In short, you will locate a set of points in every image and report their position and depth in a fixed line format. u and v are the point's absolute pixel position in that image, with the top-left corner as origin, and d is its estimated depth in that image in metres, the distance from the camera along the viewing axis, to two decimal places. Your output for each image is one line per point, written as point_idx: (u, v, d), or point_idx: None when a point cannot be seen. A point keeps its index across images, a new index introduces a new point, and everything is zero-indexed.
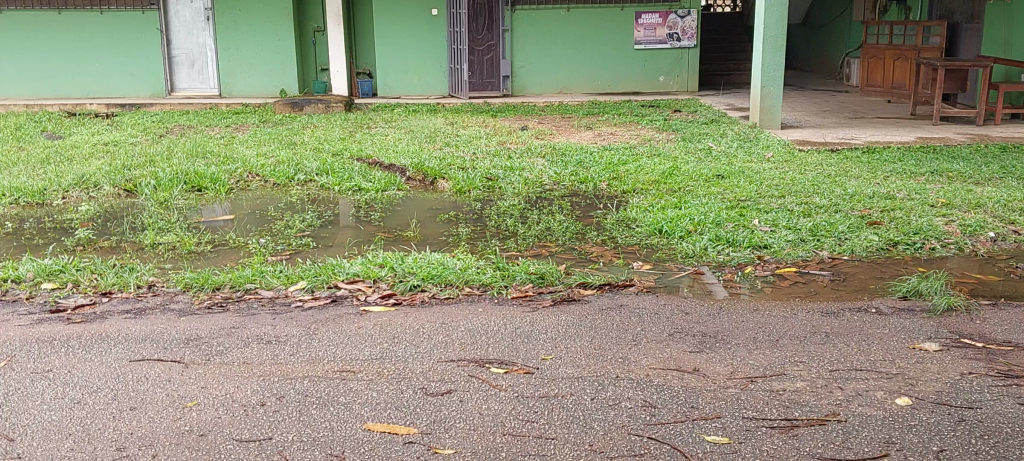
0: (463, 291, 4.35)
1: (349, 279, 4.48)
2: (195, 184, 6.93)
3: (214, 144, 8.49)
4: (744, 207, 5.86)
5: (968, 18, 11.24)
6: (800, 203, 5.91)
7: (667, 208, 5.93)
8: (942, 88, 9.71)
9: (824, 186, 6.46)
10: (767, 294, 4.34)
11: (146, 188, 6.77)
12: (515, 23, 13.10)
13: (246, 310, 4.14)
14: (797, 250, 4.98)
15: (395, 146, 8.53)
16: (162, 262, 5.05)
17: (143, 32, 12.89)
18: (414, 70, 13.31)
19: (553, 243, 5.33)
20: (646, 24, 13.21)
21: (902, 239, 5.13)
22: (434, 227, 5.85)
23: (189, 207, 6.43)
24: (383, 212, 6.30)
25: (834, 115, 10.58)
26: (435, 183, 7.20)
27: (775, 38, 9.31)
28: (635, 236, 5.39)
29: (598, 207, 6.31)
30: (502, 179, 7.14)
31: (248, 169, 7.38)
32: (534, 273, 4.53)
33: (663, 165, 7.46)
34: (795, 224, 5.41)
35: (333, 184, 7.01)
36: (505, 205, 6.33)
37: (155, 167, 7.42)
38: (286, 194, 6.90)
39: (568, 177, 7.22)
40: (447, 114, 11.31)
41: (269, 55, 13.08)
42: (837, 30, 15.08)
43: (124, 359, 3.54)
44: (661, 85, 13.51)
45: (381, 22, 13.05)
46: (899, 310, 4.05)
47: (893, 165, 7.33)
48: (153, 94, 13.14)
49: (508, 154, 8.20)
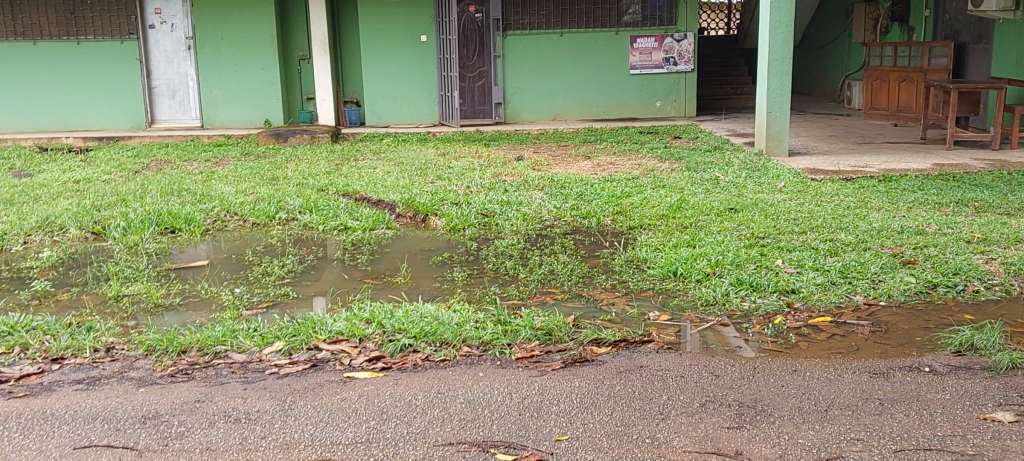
0: (461, 351, 3.84)
1: (331, 340, 3.97)
2: (169, 226, 6.44)
3: (191, 181, 7.96)
4: (764, 244, 5.39)
5: (976, 38, 10.85)
6: (824, 239, 5.45)
7: (680, 247, 5.47)
8: (954, 110, 9.30)
9: (847, 220, 6.00)
10: (798, 352, 3.83)
11: (115, 230, 6.27)
12: (507, 49, 12.68)
13: (214, 379, 3.63)
14: (828, 294, 4.55)
15: (383, 180, 8.05)
16: (124, 318, 4.53)
17: (122, 63, 12.42)
18: (403, 98, 12.87)
19: (558, 289, 4.85)
20: (642, 48, 12.82)
21: (942, 281, 4.69)
22: (426, 271, 5.36)
23: (160, 252, 5.92)
24: (371, 255, 5.80)
25: (841, 141, 10.14)
26: (427, 221, 6.71)
27: (780, 61, 8.91)
28: (647, 281, 4.92)
29: (604, 245, 5.84)
30: (499, 215, 6.68)
31: (226, 208, 6.88)
32: (540, 329, 4.02)
33: (670, 198, 7.01)
34: (823, 264, 4.96)
35: (317, 222, 6.52)
36: (503, 245, 5.85)
37: (127, 206, 6.93)
38: (266, 235, 6.39)
39: (569, 212, 6.76)
40: (438, 143, 10.84)
41: (253, 84, 12.62)
42: (837, 52, 14.75)
43: (67, 446, 3.03)
44: (658, 111, 13.10)
45: (368, 49, 12.62)
46: (956, 368, 3.59)
47: (914, 195, 6.88)
48: (133, 126, 12.66)
49: (504, 187, 7.73)
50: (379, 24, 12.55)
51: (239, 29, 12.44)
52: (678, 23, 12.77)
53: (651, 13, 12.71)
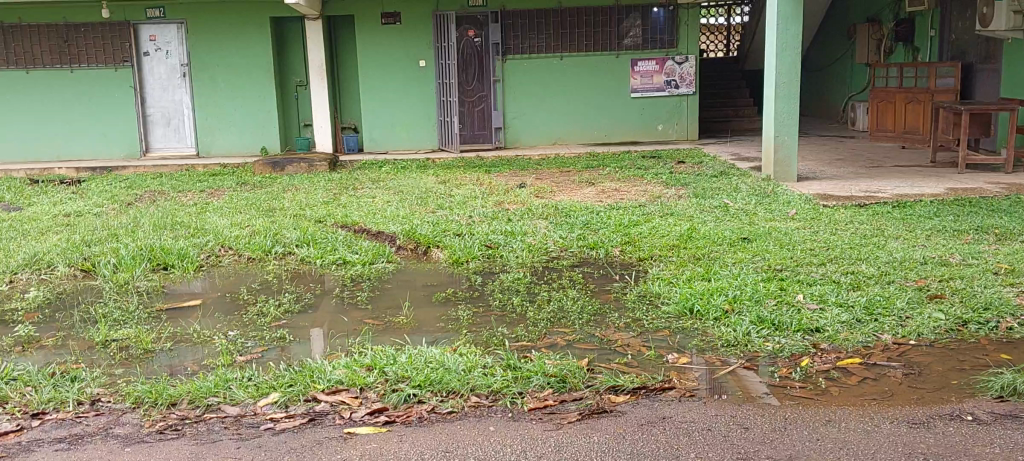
0: (469, 402, 3.59)
1: (330, 390, 3.73)
2: (161, 262, 6.21)
3: (184, 213, 7.74)
4: (783, 278, 5.15)
5: (983, 58, 10.69)
6: (845, 272, 5.22)
7: (694, 280, 5.24)
8: (966, 132, 9.10)
9: (865, 250, 5.78)
10: (829, 399, 3.59)
11: (106, 267, 6.04)
12: (506, 73, 12.50)
13: (205, 436, 3.38)
14: (855, 334, 4.32)
15: (383, 209, 7.83)
16: (112, 366, 4.28)
17: (116, 91, 12.23)
18: (401, 123, 12.67)
19: (569, 328, 4.59)
20: (642, 71, 12.65)
21: (972, 317, 4.46)
22: (430, 309, 5.10)
23: (151, 291, 5.68)
24: (371, 292, 5.55)
25: (849, 164, 9.93)
26: (428, 253, 6.49)
27: (787, 84, 8.73)
28: (662, 319, 4.67)
29: (615, 279, 5.61)
30: (503, 246, 6.45)
31: (220, 242, 6.66)
32: (553, 375, 3.77)
33: (679, 226, 6.79)
34: (846, 299, 4.73)
35: (314, 256, 6.29)
36: (509, 279, 5.61)
37: (119, 242, 6.70)
38: (262, 271, 6.15)
39: (576, 242, 6.54)
40: (437, 170, 10.63)
41: (249, 112, 12.43)
42: (839, 72, 14.61)
43: None
44: (660, 134, 12.90)
45: (366, 76, 12.45)
46: (1002, 418, 3.36)
47: (932, 222, 6.67)
48: (128, 155, 12.44)
49: (507, 216, 7.50)
50: (377, 49, 12.38)
51: (235, 56, 12.25)
52: (679, 46, 12.62)
53: (652, 36, 12.55)
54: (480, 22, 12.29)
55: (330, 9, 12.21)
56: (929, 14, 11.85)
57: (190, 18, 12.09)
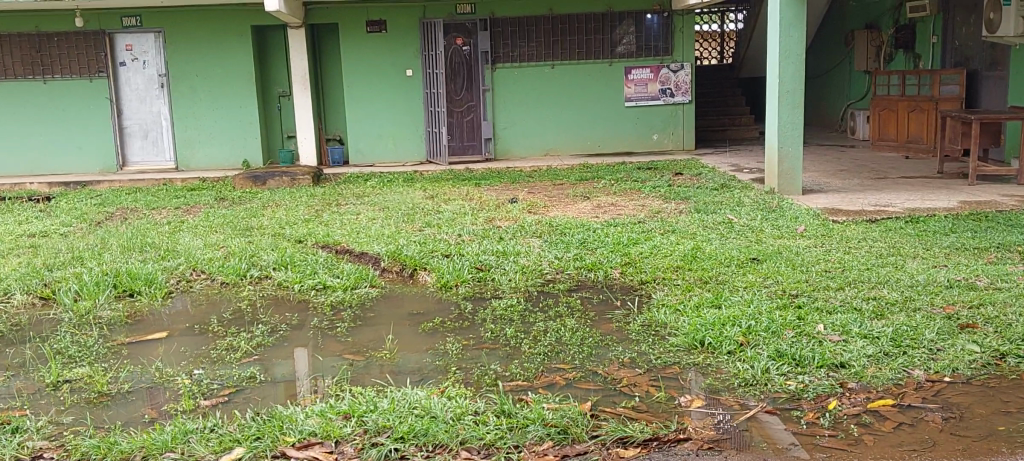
0: (458, 458, 3.19)
1: (301, 443, 3.30)
2: (127, 288, 5.79)
3: (156, 233, 7.31)
4: (800, 305, 4.74)
5: (989, 65, 10.35)
6: (867, 297, 4.82)
7: (703, 307, 4.82)
8: (976, 142, 8.74)
9: (884, 272, 5.39)
10: (864, 452, 3.19)
11: (66, 295, 5.61)
12: (496, 82, 12.10)
13: None
14: (883, 370, 3.93)
15: (367, 228, 7.40)
16: (60, 412, 3.84)
17: (91, 102, 11.78)
18: (389, 135, 12.26)
19: (569, 364, 4.16)
20: (637, 80, 12.28)
21: (1011, 349, 4.06)
22: (415, 342, 4.67)
23: (113, 322, 5.24)
24: (353, 322, 5.10)
25: (853, 176, 9.55)
26: (415, 276, 6.07)
27: (791, 93, 8.35)
28: (671, 354, 4.25)
29: (616, 305, 5.19)
30: (495, 268, 6.04)
31: (192, 265, 6.23)
32: (553, 425, 3.36)
33: (682, 246, 6.38)
34: (871, 330, 4.33)
35: (292, 281, 5.86)
36: (501, 307, 5.19)
37: (83, 266, 6.26)
38: (234, 297, 5.72)
39: (572, 263, 6.12)
40: (425, 184, 10.22)
41: (230, 124, 11.99)
42: (838, 79, 14.28)
43: None
44: (655, 144, 12.52)
45: (352, 85, 12.03)
46: None
47: (948, 238, 6.31)
48: (104, 169, 11.98)
49: (499, 234, 7.10)
50: (363, 59, 11.97)
51: (215, 65, 11.81)
52: (674, 53, 12.26)
53: (646, 43, 12.19)
54: (468, 30, 11.88)
55: (313, 17, 11.78)
56: (931, 20, 11.50)
57: (169, 26, 11.64)
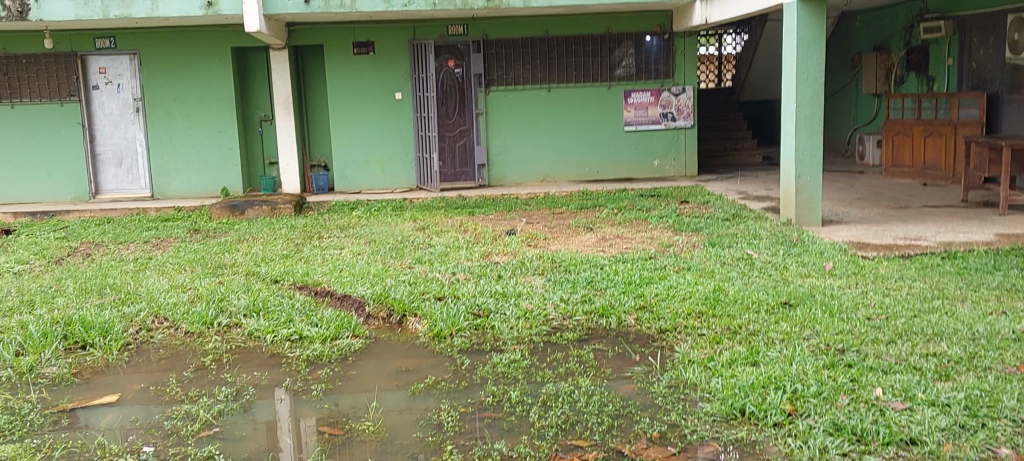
0: None
1: None
2: (79, 340, 5.10)
3: (119, 273, 6.62)
4: (849, 364, 4.10)
5: (1011, 87, 9.80)
6: (926, 353, 4.19)
7: (737, 366, 4.17)
8: (1008, 170, 8.14)
9: (936, 319, 4.76)
10: None
11: (7, 348, 4.91)
12: (490, 105, 11.52)
13: None
14: (964, 449, 3.29)
15: (351, 265, 6.74)
16: None
17: (62, 128, 11.11)
18: (376, 161, 11.62)
19: (587, 441, 3.51)
20: (636, 103, 11.70)
21: None
22: (403, 409, 4.01)
23: (57, 383, 4.56)
24: (333, 382, 4.44)
25: (873, 204, 8.96)
26: (404, 323, 5.42)
27: (810, 118, 7.75)
28: (707, 427, 3.60)
29: (635, 361, 4.52)
30: (494, 314, 5.37)
31: (155, 311, 5.55)
32: None
33: (702, 287, 5.73)
34: (940, 395, 3.69)
35: (264, 331, 5.19)
36: (503, 363, 4.52)
37: (32, 312, 5.57)
38: (199, 351, 5.03)
39: (581, 306, 5.46)
40: (415, 213, 9.58)
41: (209, 149, 11.34)
42: (844, 102, 13.76)
43: None
44: (655, 170, 11.92)
45: (338, 109, 11.40)
46: None
47: (993, 277, 5.71)
48: (75, 198, 11.30)
49: (497, 271, 6.45)
50: (350, 81, 11.35)
51: (193, 88, 11.17)
52: (675, 76, 11.68)
53: (647, 66, 11.60)
54: (461, 52, 11.32)
55: (296, 38, 11.16)
56: (945, 41, 10.96)
57: (144, 48, 11.00)
